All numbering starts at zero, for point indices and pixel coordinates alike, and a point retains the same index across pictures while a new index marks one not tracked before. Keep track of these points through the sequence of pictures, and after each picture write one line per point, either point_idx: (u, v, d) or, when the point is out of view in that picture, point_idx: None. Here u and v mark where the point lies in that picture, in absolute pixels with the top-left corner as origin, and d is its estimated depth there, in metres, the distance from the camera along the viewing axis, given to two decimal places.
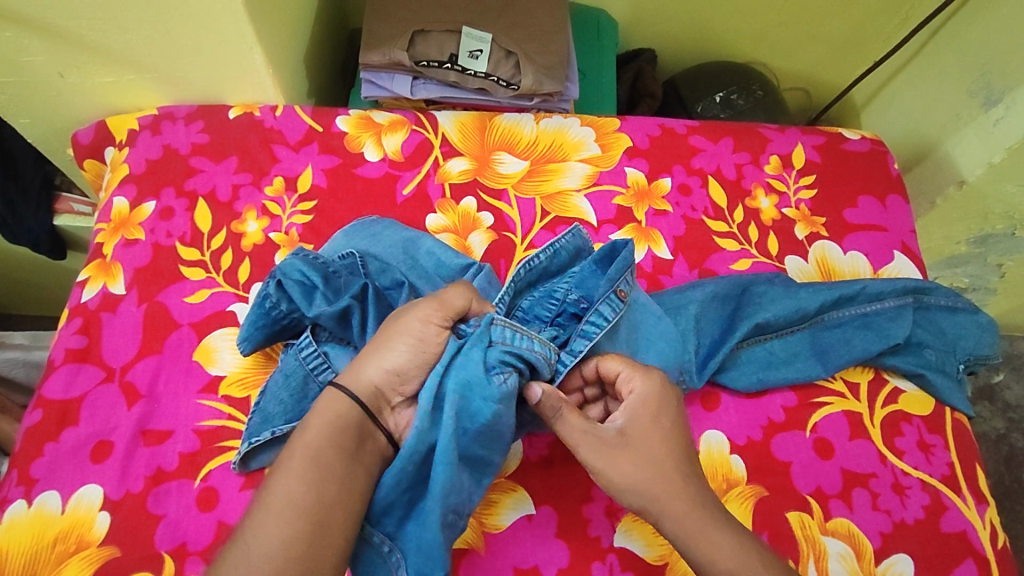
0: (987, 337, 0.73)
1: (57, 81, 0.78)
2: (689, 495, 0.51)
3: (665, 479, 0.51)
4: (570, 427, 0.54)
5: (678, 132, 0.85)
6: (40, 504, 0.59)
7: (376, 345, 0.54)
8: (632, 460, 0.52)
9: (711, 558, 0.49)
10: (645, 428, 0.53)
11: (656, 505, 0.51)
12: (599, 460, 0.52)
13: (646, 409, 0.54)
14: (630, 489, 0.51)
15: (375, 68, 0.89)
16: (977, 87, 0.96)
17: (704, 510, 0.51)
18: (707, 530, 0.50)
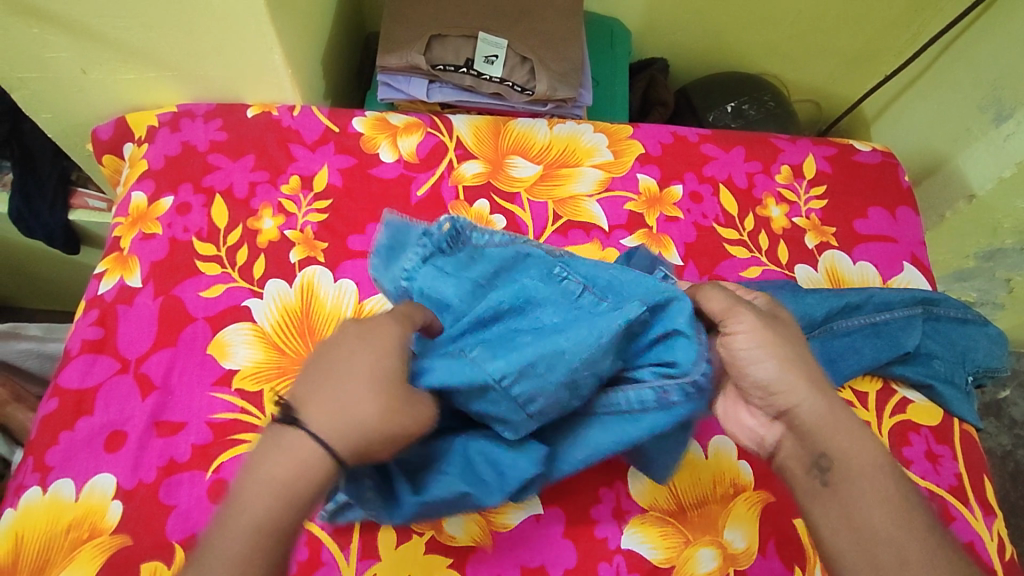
0: (997, 349, 0.73)
1: (80, 77, 0.79)
2: (830, 393, 0.49)
3: (809, 366, 0.50)
4: (716, 304, 0.53)
5: (690, 140, 0.86)
6: (54, 491, 0.59)
7: (366, 392, 0.40)
8: (781, 335, 0.51)
9: (848, 453, 0.46)
10: (789, 320, 0.53)
11: (804, 386, 0.49)
12: (749, 326, 0.50)
13: (784, 312, 0.55)
14: (775, 363, 0.49)
15: (392, 70, 0.90)
16: (988, 103, 0.97)
17: (841, 409, 0.49)
18: (847, 427, 0.48)
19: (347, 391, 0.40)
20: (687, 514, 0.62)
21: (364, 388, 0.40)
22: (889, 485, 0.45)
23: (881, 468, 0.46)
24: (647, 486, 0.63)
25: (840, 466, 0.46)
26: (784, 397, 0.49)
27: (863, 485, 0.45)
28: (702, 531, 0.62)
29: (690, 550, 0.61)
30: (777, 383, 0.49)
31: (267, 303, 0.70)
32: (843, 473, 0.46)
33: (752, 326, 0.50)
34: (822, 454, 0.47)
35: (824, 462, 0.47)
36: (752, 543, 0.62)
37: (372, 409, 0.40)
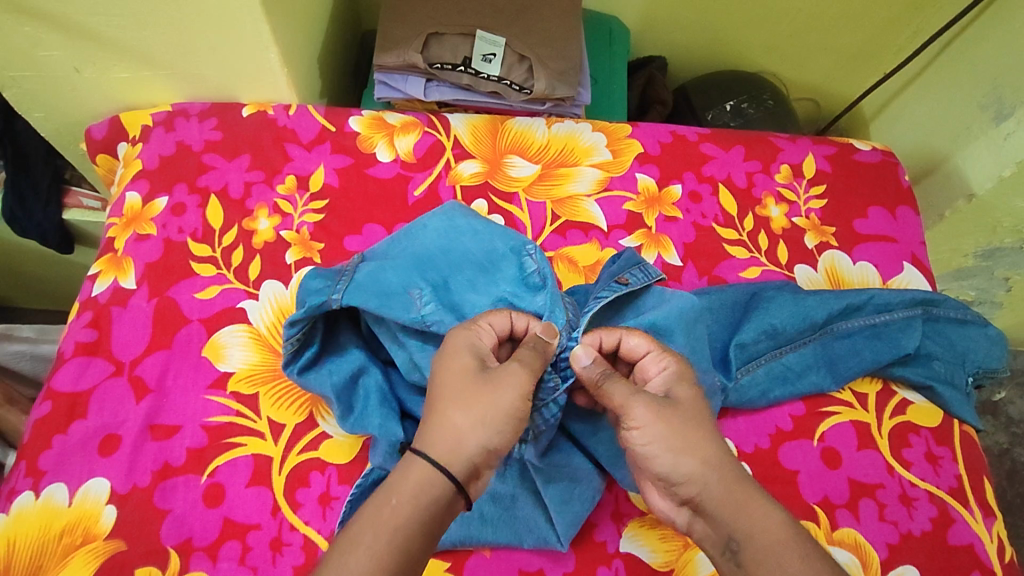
0: (995, 350, 0.73)
1: (73, 76, 0.78)
2: (732, 471, 0.49)
3: (706, 447, 0.50)
4: (614, 400, 0.52)
5: (689, 139, 0.85)
6: (47, 496, 0.58)
7: (466, 408, 0.49)
8: (673, 423, 0.50)
9: (754, 531, 0.47)
10: (687, 396, 0.53)
11: (702, 472, 0.49)
12: (642, 421, 0.50)
13: (684, 381, 0.54)
14: (670, 456, 0.49)
15: (389, 69, 0.89)
16: (988, 101, 0.96)
17: (742, 484, 0.49)
18: (751, 506, 0.48)
19: (452, 415, 0.49)
20: None
21: (471, 408, 0.49)
22: (799, 563, 0.45)
23: (790, 541, 0.47)
24: None
25: (748, 550, 0.47)
26: (686, 486, 0.50)
27: (774, 565, 0.46)
28: None
29: (689, 554, 0.60)
30: (678, 474, 0.50)
31: (262, 304, 0.69)
32: (752, 556, 0.47)
33: (646, 422, 0.50)
34: (729, 537, 0.48)
35: (733, 545, 0.48)
36: None
37: (479, 428, 0.49)
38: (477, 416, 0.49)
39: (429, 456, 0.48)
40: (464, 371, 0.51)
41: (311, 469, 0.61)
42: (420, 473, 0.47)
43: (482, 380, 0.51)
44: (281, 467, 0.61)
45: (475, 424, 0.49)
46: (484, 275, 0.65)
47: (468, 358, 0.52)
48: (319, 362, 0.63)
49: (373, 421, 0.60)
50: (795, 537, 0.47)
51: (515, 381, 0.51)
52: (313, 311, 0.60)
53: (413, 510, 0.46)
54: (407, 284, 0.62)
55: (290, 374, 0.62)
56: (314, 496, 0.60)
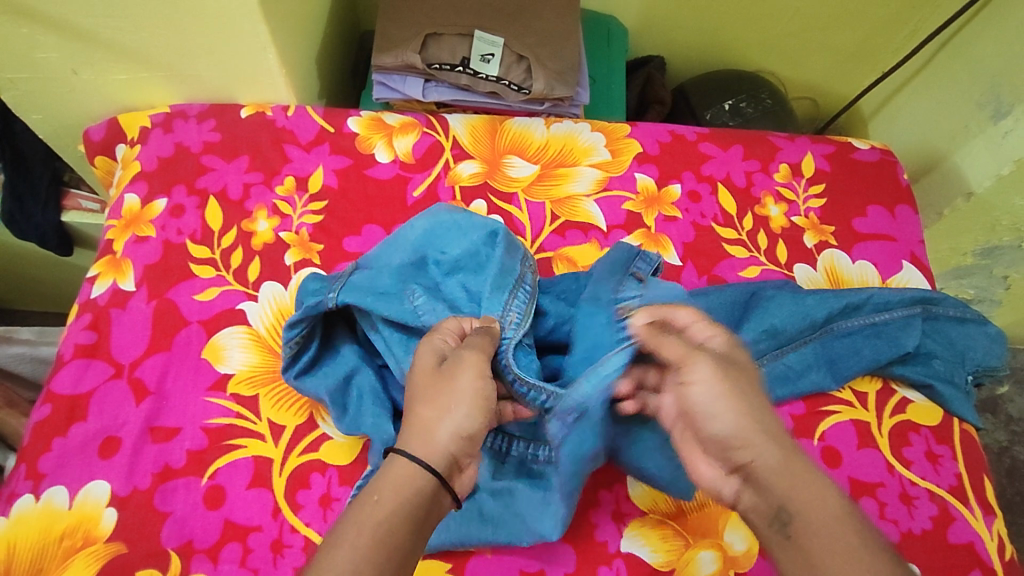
0: (996, 348, 0.73)
1: (71, 78, 0.78)
2: (790, 445, 0.49)
3: (764, 416, 0.50)
4: (670, 354, 0.54)
5: (688, 139, 0.85)
6: (47, 499, 0.58)
7: (430, 401, 0.50)
8: (738, 385, 0.50)
9: (811, 501, 0.46)
10: (752, 366, 0.53)
11: (760, 436, 0.49)
12: (705, 376, 0.51)
13: (737, 350, 0.54)
14: (729, 414, 0.49)
15: (387, 70, 0.89)
16: (986, 99, 0.96)
17: (799, 459, 0.48)
18: (807, 479, 0.47)
19: (418, 412, 0.50)
20: (688, 517, 0.62)
21: (435, 400, 0.50)
22: (856, 539, 0.44)
23: (845, 519, 0.45)
24: (647, 489, 0.63)
25: (802, 521, 0.45)
26: (740, 447, 0.49)
27: (828, 537, 0.44)
28: (701, 533, 0.61)
29: (690, 553, 0.60)
30: (732, 433, 0.49)
31: (262, 306, 0.69)
32: (805, 527, 0.45)
33: (710, 376, 0.51)
34: (782, 506, 0.46)
35: (784, 517, 0.46)
36: (753, 545, 0.61)
37: (445, 416, 0.49)
38: (440, 405, 0.50)
39: (407, 452, 0.48)
40: (422, 371, 0.53)
41: (311, 470, 0.61)
42: (401, 467, 0.47)
43: (439, 374, 0.52)
44: (281, 468, 0.61)
45: (441, 414, 0.50)
46: (471, 279, 0.64)
47: (428, 358, 0.53)
48: (316, 364, 0.63)
49: (367, 420, 0.60)
50: (848, 516, 0.45)
51: (468, 369, 0.52)
52: (309, 312, 0.60)
53: (396, 501, 0.45)
54: (402, 286, 0.63)
55: (288, 378, 0.62)
56: (314, 497, 0.60)
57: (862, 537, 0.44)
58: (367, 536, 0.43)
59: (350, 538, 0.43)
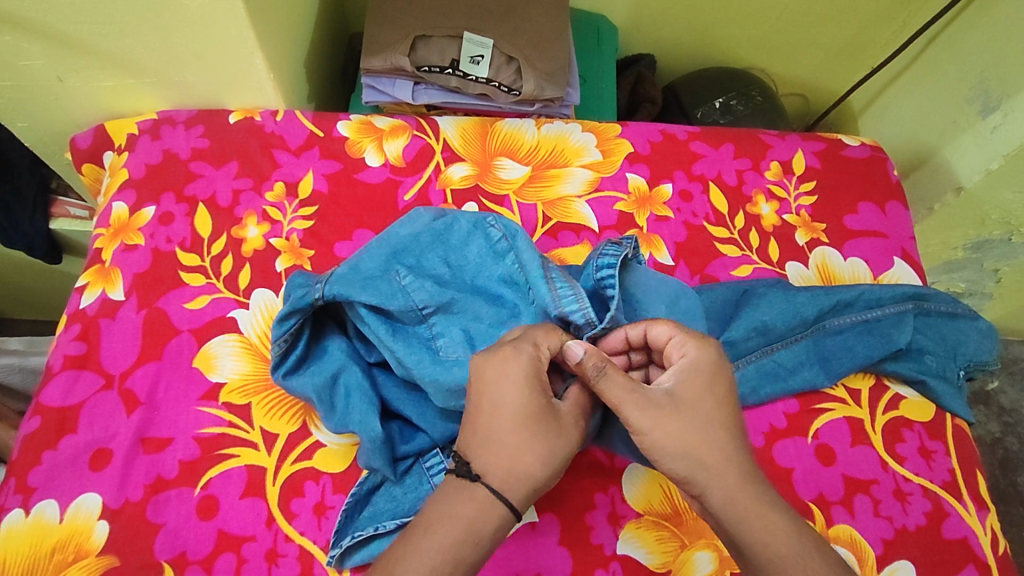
0: (987, 343, 0.73)
1: (56, 85, 0.77)
2: (738, 471, 0.49)
3: (705, 450, 0.49)
4: (607, 394, 0.50)
5: (679, 138, 0.85)
6: (38, 513, 0.58)
7: (541, 454, 0.48)
8: (673, 427, 0.49)
9: (753, 539, 0.47)
10: (697, 393, 0.51)
11: (704, 474, 0.49)
12: (641, 421, 0.49)
13: (693, 376, 0.51)
14: (665, 460, 0.49)
15: (376, 73, 0.89)
16: (974, 94, 0.96)
17: (744, 488, 0.48)
18: (753, 513, 0.48)
19: (523, 461, 0.48)
20: (683, 518, 0.62)
21: (546, 457, 0.48)
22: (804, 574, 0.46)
23: (799, 547, 0.47)
24: (642, 490, 0.63)
25: (749, 554, 0.47)
26: (690, 486, 0.49)
27: (778, 570, 0.46)
28: (698, 534, 0.61)
29: (687, 554, 0.61)
30: (679, 475, 0.49)
31: (253, 313, 0.69)
32: (754, 561, 0.47)
33: (638, 422, 0.49)
34: (730, 539, 0.48)
35: (737, 548, 0.48)
36: None
37: (546, 479, 0.49)
38: (549, 463, 0.48)
39: (507, 500, 0.47)
40: (533, 412, 0.49)
41: (305, 478, 0.61)
42: (504, 518, 0.47)
43: (552, 428, 0.49)
44: (275, 478, 0.61)
45: (546, 469, 0.48)
46: (451, 254, 0.65)
47: (538, 399, 0.49)
48: (305, 362, 0.62)
49: (355, 417, 0.59)
50: (801, 548, 0.47)
51: (578, 431, 0.51)
52: (297, 305, 0.60)
53: (484, 552, 0.46)
54: (387, 269, 0.62)
55: (276, 378, 0.61)
56: (309, 505, 0.60)
57: (812, 565, 0.46)
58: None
59: None
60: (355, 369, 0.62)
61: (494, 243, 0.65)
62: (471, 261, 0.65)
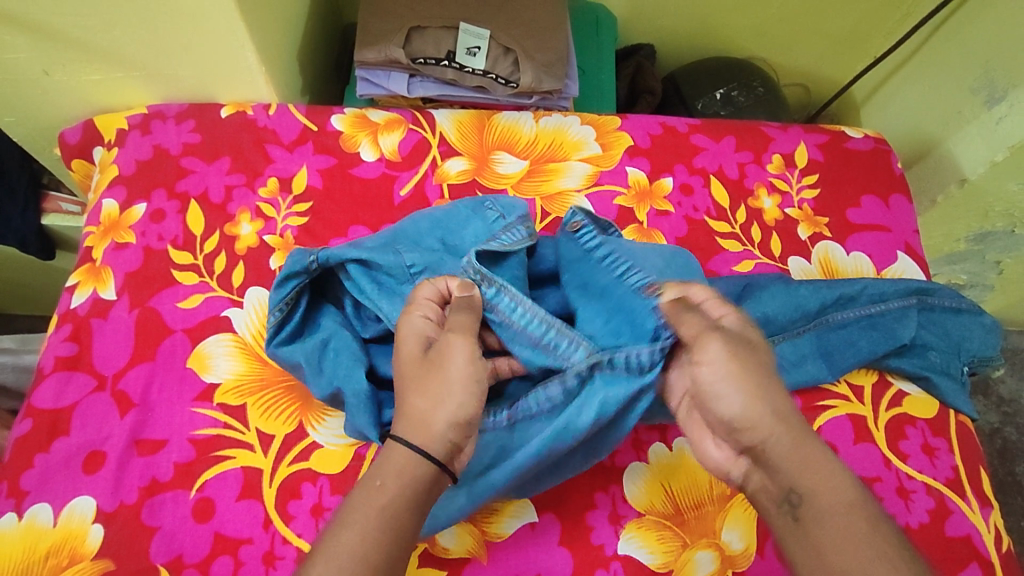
0: (991, 338, 0.72)
1: (42, 79, 0.75)
2: (801, 426, 0.47)
3: (778, 400, 0.48)
4: (686, 331, 0.51)
5: (679, 131, 0.83)
6: (30, 517, 0.57)
7: (423, 392, 0.48)
8: (750, 368, 0.48)
9: (818, 489, 0.45)
10: (761, 346, 0.50)
11: (770, 420, 0.47)
12: (718, 354, 0.48)
13: (752, 328, 0.51)
14: (739, 399, 0.47)
15: (370, 65, 0.87)
16: (980, 84, 0.95)
17: (810, 442, 0.47)
18: (817, 464, 0.46)
19: (412, 402, 0.48)
20: (685, 517, 0.61)
21: (427, 389, 0.48)
22: (864, 524, 0.44)
23: (855, 502, 0.45)
24: (643, 489, 0.62)
25: (811, 505, 0.45)
26: (751, 433, 0.47)
27: (840, 519, 0.44)
28: (699, 533, 0.61)
29: (688, 554, 0.60)
30: (742, 419, 0.48)
31: (247, 312, 0.68)
32: (813, 511, 0.45)
33: (720, 358, 0.48)
34: (790, 489, 0.46)
35: (792, 499, 0.45)
36: (751, 543, 0.61)
37: (440, 405, 0.48)
38: (434, 395, 0.48)
39: (407, 442, 0.47)
40: (412, 356, 0.51)
41: (302, 480, 0.60)
42: (401, 455, 0.46)
43: (425, 365, 0.50)
44: (272, 479, 0.60)
45: (437, 403, 0.48)
46: (448, 235, 0.64)
47: (413, 344, 0.51)
48: (298, 334, 0.62)
49: (340, 373, 0.59)
50: (860, 499, 0.45)
51: (456, 356, 0.49)
52: (294, 268, 0.60)
53: (398, 489, 0.45)
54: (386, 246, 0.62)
55: (268, 349, 0.61)
56: (306, 507, 0.59)
57: (874, 526, 0.44)
58: (374, 519, 0.43)
59: (358, 518, 0.43)
60: (345, 332, 0.61)
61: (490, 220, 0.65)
62: (466, 239, 0.64)
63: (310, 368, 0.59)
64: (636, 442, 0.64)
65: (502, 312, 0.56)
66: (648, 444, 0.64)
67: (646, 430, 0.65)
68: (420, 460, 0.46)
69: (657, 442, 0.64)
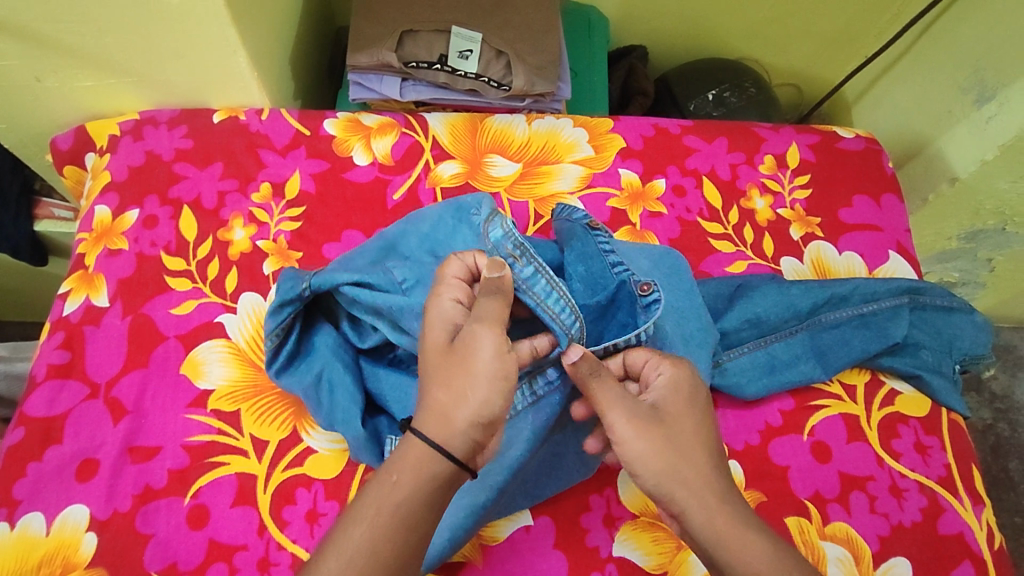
0: (982, 337, 0.73)
1: (33, 86, 0.75)
2: (720, 491, 0.48)
3: (690, 468, 0.48)
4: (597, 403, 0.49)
5: (672, 132, 0.84)
6: (23, 525, 0.57)
7: (445, 385, 0.46)
8: (659, 439, 0.48)
9: (732, 558, 0.45)
10: (680, 410, 0.50)
11: (681, 491, 0.47)
12: (625, 431, 0.48)
13: (681, 391, 0.51)
14: (650, 473, 0.48)
15: (363, 69, 0.87)
16: (969, 84, 0.95)
17: (726, 509, 0.47)
18: (733, 530, 0.46)
19: (434, 395, 0.47)
20: None
21: (451, 381, 0.46)
22: None
23: (776, 565, 0.45)
24: (638, 490, 0.62)
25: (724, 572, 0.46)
26: (669, 505, 0.48)
27: None
28: None
29: (683, 555, 0.60)
30: (658, 488, 0.48)
31: (241, 317, 0.68)
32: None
33: (628, 436, 0.48)
34: (707, 556, 0.47)
35: (709, 565, 0.47)
36: None
37: (463, 401, 0.46)
38: (457, 390, 0.46)
39: (427, 438, 0.45)
40: (438, 344, 0.48)
41: (297, 486, 0.60)
42: (418, 451, 0.45)
43: (450, 355, 0.47)
44: (266, 485, 0.60)
45: (459, 399, 0.46)
46: (438, 247, 0.64)
47: (440, 332, 0.49)
48: (296, 359, 0.62)
49: (340, 416, 0.59)
50: (778, 558, 0.46)
51: (484, 350, 0.47)
52: (286, 297, 0.59)
53: (413, 485, 0.44)
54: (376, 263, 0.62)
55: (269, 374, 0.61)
56: (301, 513, 0.59)
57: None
58: (384, 519, 0.43)
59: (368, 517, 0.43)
60: (340, 364, 0.61)
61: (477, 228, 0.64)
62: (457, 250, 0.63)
63: (310, 399, 0.60)
64: None
65: (529, 287, 0.55)
66: None
67: None
68: (438, 458, 0.45)
69: None
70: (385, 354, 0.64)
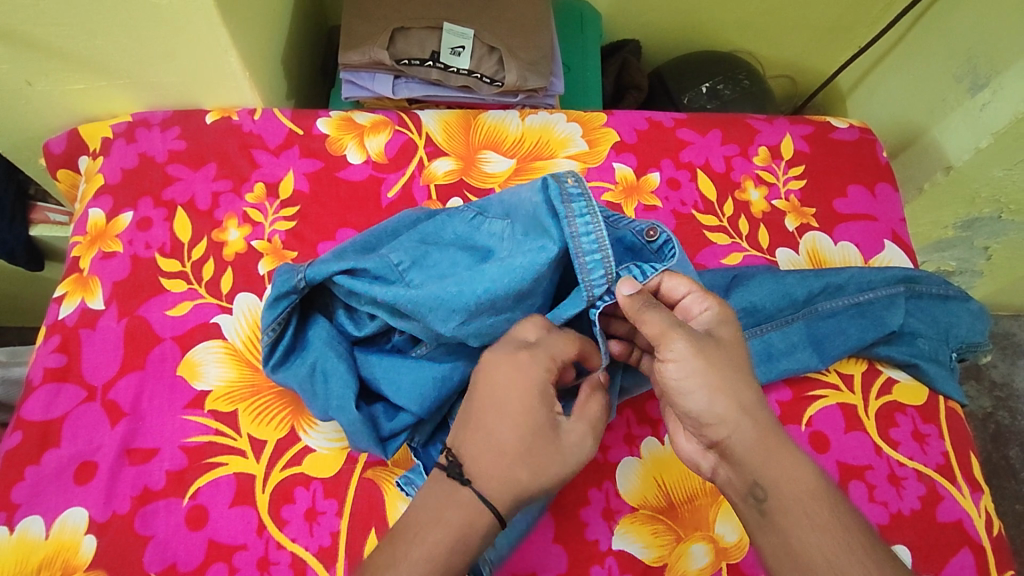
0: (979, 324, 0.73)
1: (25, 90, 0.75)
2: (767, 422, 0.50)
3: (743, 395, 0.50)
4: (649, 330, 0.50)
5: (665, 125, 0.84)
6: (22, 529, 0.57)
7: (537, 469, 0.49)
8: (714, 361, 0.50)
9: (783, 483, 0.48)
10: (732, 339, 0.52)
11: (736, 415, 0.49)
12: (682, 352, 0.49)
13: (727, 325, 0.53)
14: (706, 394, 0.49)
15: (355, 67, 0.87)
16: (963, 72, 0.95)
17: (776, 435, 0.49)
18: (783, 457, 0.49)
19: (520, 470, 0.49)
20: (678, 510, 0.62)
21: (546, 470, 0.49)
22: (829, 513, 0.47)
23: (821, 494, 0.48)
24: (636, 483, 0.63)
25: (774, 498, 0.48)
26: (719, 429, 0.50)
27: (803, 509, 0.47)
28: (693, 526, 0.61)
29: (682, 547, 0.60)
30: (710, 413, 0.50)
31: (236, 318, 0.68)
32: (776, 505, 0.48)
33: (685, 356, 0.49)
34: (756, 484, 0.49)
35: (758, 494, 0.49)
36: (744, 535, 0.61)
37: (545, 486, 0.50)
38: (547, 477, 0.50)
39: (500, 507, 0.48)
40: (531, 427, 0.50)
41: (295, 485, 0.60)
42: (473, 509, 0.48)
43: (556, 442, 0.50)
44: (264, 485, 0.60)
45: (542, 483, 0.50)
46: (429, 234, 0.63)
47: (541, 412, 0.50)
48: (293, 354, 0.62)
49: (334, 403, 0.59)
50: (822, 489, 0.48)
51: (581, 451, 0.51)
52: (282, 289, 0.59)
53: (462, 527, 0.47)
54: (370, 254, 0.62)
55: (267, 371, 0.61)
56: (300, 512, 0.59)
57: (839, 513, 0.47)
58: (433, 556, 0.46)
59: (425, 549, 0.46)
60: (333, 353, 0.60)
61: (471, 218, 0.63)
62: (449, 237, 0.63)
63: (305, 390, 0.60)
64: (627, 436, 0.65)
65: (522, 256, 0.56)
66: (640, 438, 0.65)
67: (638, 424, 0.65)
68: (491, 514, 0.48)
69: (650, 436, 0.65)
70: (381, 344, 0.64)
